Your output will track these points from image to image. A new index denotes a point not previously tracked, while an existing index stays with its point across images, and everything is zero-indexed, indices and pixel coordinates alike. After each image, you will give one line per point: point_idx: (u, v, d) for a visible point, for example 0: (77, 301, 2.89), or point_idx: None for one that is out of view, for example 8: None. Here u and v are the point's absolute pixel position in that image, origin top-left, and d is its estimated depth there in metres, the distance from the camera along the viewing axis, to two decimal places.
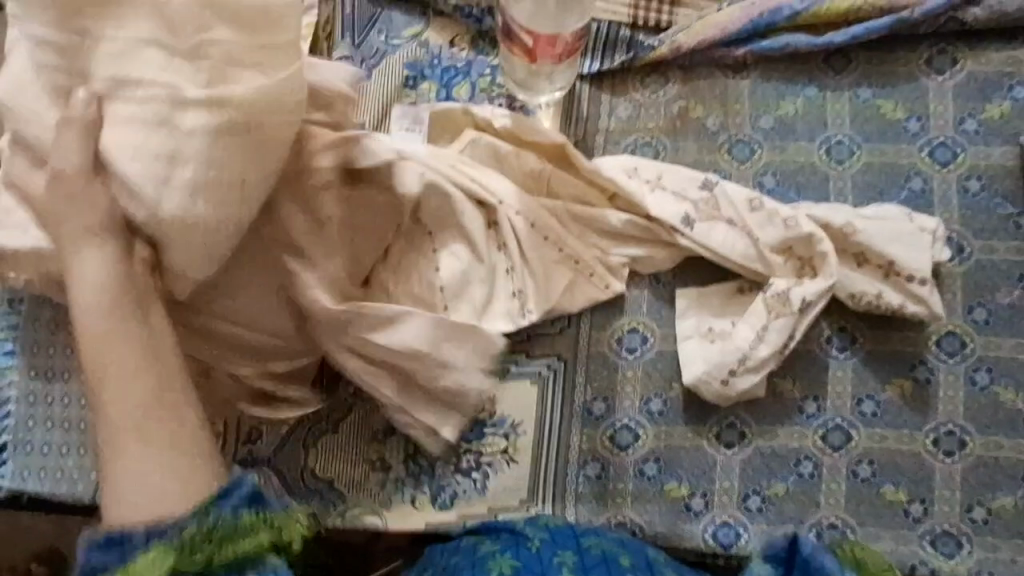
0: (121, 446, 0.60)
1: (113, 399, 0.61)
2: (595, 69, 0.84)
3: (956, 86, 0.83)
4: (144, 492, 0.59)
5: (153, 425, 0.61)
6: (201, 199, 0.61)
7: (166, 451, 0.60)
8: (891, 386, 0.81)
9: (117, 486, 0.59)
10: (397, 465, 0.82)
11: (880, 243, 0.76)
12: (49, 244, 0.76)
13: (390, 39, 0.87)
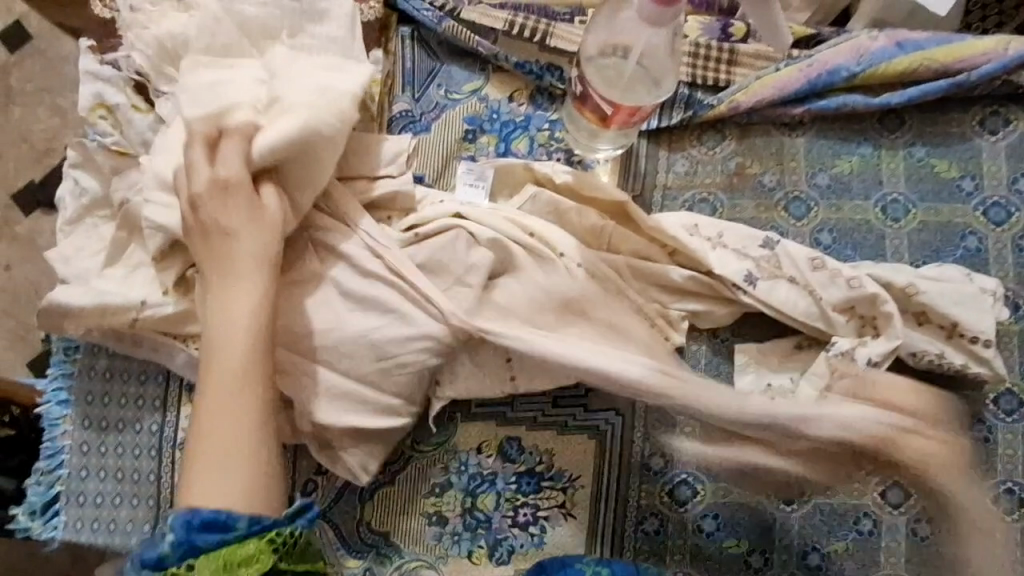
0: (201, 443, 0.62)
1: (209, 407, 0.63)
2: (654, 126, 0.85)
3: (1009, 146, 0.84)
4: (225, 493, 0.60)
5: (235, 430, 0.62)
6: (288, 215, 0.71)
7: (242, 454, 0.62)
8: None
9: (194, 477, 0.61)
10: (454, 519, 0.81)
11: (943, 304, 0.76)
12: (121, 297, 0.77)
13: (450, 93, 0.87)
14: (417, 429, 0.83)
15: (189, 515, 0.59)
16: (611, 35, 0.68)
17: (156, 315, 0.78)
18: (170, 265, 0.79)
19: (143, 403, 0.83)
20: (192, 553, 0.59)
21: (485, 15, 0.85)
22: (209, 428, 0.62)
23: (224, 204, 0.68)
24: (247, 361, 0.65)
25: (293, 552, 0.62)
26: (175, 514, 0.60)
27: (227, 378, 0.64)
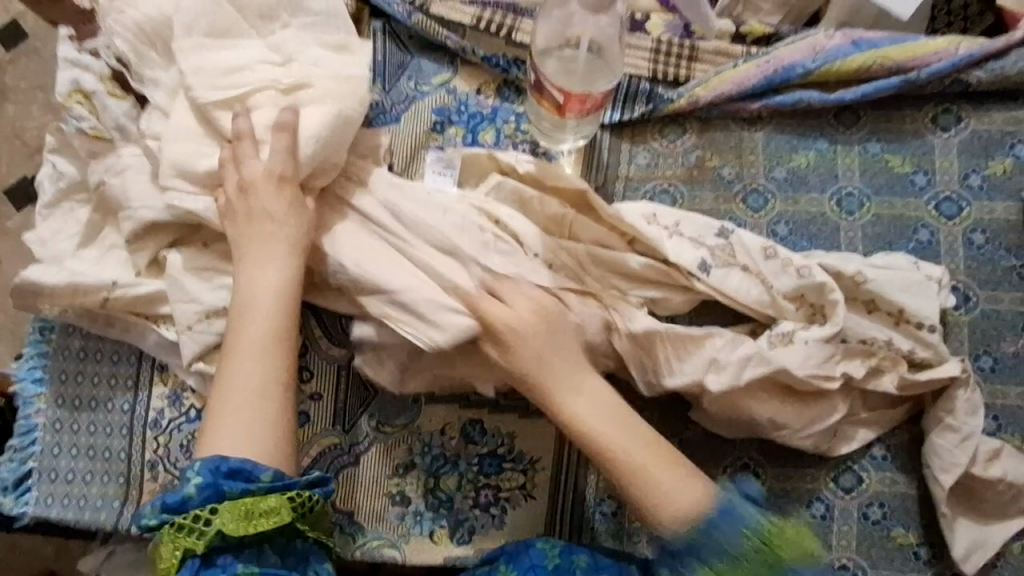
0: (228, 398, 0.70)
1: (237, 367, 0.71)
2: (616, 119, 0.87)
3: (961, 142, 0.87)
4: (248, 444, 0.68)
5: (261, 388, 0.70)
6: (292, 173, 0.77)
7: (266, 413, 0.69)
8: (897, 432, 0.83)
9: (221, 428, 0.68)
10: (417, 499, 0.83)
11: (890, 291, 0.79)
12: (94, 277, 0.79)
13: (420, 86, 0.89)
14: (383, 411, 0.85)
15: (216, 461, 0.66)
16: (562, 25, 0.73)
17: (127, 295, 0.80)
18: (143, 247, 0.81)
19: (116, 382, 0.85)
20: (217, 498, 0.65)
21: (454, 10, 0.89)
22: (237, 384, 0.70)
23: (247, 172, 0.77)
24: (273, 337, 0.72)
25: (307, 514, 0.69)
26: (202, 459, 0.66)
27: (253, 340, 0.72)
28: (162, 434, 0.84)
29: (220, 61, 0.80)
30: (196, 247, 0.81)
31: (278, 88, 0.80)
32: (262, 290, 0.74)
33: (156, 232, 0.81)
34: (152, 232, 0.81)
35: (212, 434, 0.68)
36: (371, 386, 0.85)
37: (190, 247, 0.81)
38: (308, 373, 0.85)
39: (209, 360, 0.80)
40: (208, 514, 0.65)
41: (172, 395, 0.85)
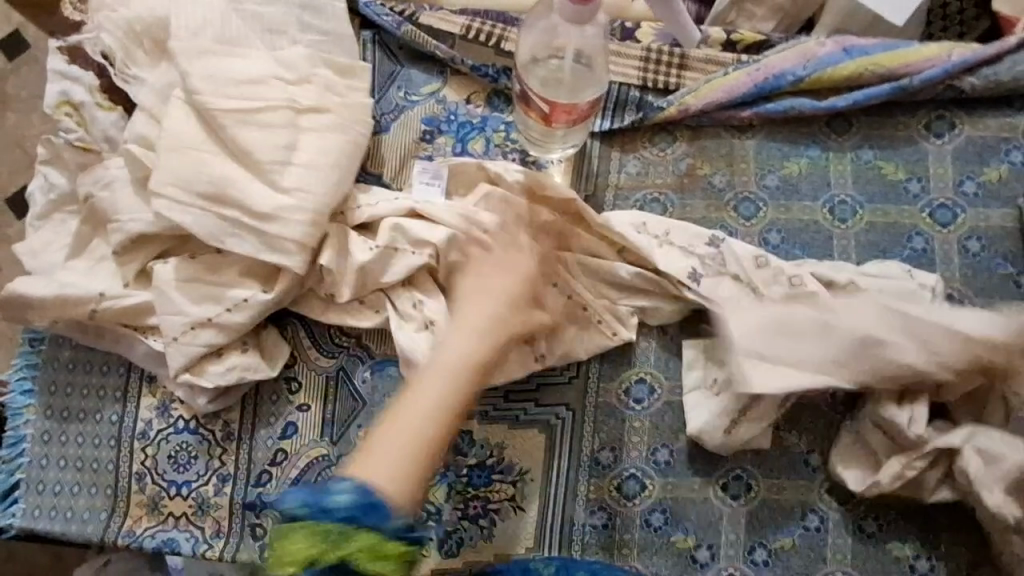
0: (413, 416, 0.74)
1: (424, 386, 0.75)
2: (606, 127, 0.87)
3: (955, 149, 0.86)
4: (383, 472, 0.72)
5: (431, 406, 0.74)
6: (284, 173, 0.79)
7: (430, 430, 0.74)
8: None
9: (375, 459, 0.73)
10: None
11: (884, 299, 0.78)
12: (83, 288, 0.80)
13: (409, 95, 0.89)
14: (370, 422, 0.84)
15: (370, 491, 0.71)
16: (548, 36, 0.71)
17: (114, 305, 0.80)
18: (130, 258, 0.81)
19: (104, 394, 0.85)
20: (354, 524, 0.70)
21: (442, 20, 0.89)
22: (417, 409, 0.74)
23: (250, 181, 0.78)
24: (470, 373, 0.75)
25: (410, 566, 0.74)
26: (361, 485, 0.71)
27: (457, 363, 0.75)
28: (150, 445, 0.84)
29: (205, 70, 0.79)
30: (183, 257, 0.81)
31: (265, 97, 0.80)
32: (454, 345, 0.76)
33: (143, 243, 0.81)
34: (141, 243, 0.81)
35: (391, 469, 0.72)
36: (359, 397, 0.84)
37: (177, 258, 0.81)
38: (297, 385, 0.85)
39: (196, 370, 0.81)
40: (347, 536, 0.70)
41: (160, 406, 0.84)
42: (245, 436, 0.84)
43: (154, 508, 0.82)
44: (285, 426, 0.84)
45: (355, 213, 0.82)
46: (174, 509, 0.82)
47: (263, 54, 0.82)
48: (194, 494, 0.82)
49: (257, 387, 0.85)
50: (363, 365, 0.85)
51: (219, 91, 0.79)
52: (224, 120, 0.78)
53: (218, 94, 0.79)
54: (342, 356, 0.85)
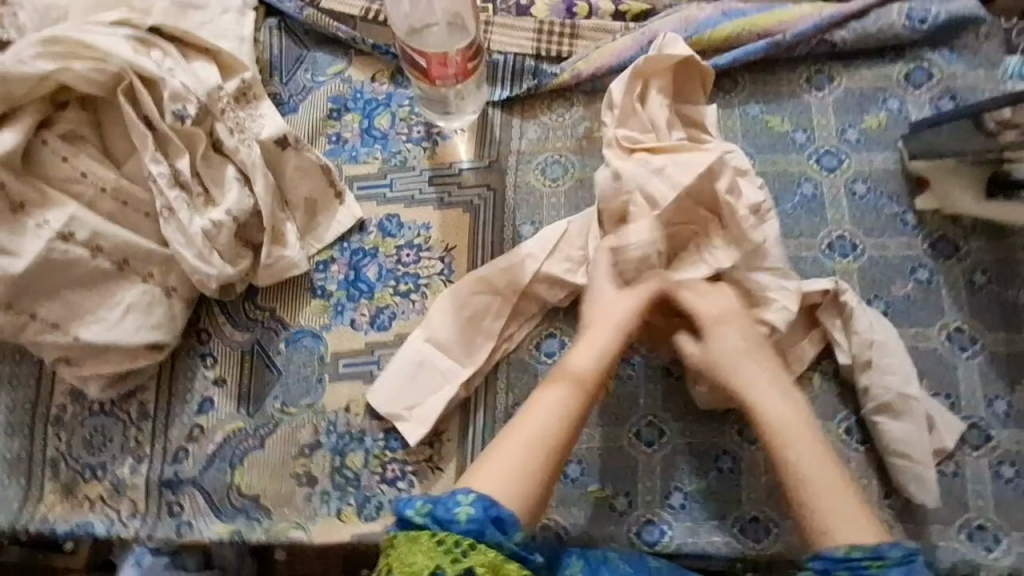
0: (488, 473, 0.67)
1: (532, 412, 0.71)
2: (505, 96, 0.91)
3: (835, 100, 0.91)
4: (504, 492, 0.66)
5: (517, 441, 0.69)
6: (143, 142, 0.74)
7: (522, 463, 0.68)
8: (813, 374, 0.84)
9: (493, 482, 0.66)
10: (323, 478, 0.82)
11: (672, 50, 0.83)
12: None
13: (315, 77, 0.92)
14: (287, 392, 0.85)
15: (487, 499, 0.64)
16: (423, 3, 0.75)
17: (18, 305, 0.72)
18: (24, 253, 0.71)
19: (16, 381, 0.84)
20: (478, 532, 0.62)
21: (343, 4, 0.92)
22: (544, 418, 0.71)
23: (119, 142, 0.75)
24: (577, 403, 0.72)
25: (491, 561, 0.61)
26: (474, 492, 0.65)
27: (553, 418, 0.71)
28: (65, 430, 0.83)
29: (78, 53, 0.71)
30: (96, 153, 0.74)
31: (143, 47, 0.74)
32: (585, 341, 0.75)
33: (20, 114, 0.71)
34: (72, 145, 0.73)
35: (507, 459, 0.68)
36: (274, 368, 0.85)
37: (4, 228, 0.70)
38: (211, 360, 0.85)
39: (79, 362, 0.79)
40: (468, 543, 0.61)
41: (73, 390, 0.85)
42: (161, 413, 0.84)
43: (69, 492, 0.82)
44: (201, 402, 0.84)
45: (230, 170, 0.77)
46: (90, 492, 0.82)
47: (181, 57, 0.76)
48: (110, 476, 0.82)
49: (172, 363, 0.85)
50: (278, 337, 0.86)
51: (77, 53, 0.71)
52: (95, 63, 0.71)
53: (71, 38, 0.70)
54: (256, 329, 0.86)
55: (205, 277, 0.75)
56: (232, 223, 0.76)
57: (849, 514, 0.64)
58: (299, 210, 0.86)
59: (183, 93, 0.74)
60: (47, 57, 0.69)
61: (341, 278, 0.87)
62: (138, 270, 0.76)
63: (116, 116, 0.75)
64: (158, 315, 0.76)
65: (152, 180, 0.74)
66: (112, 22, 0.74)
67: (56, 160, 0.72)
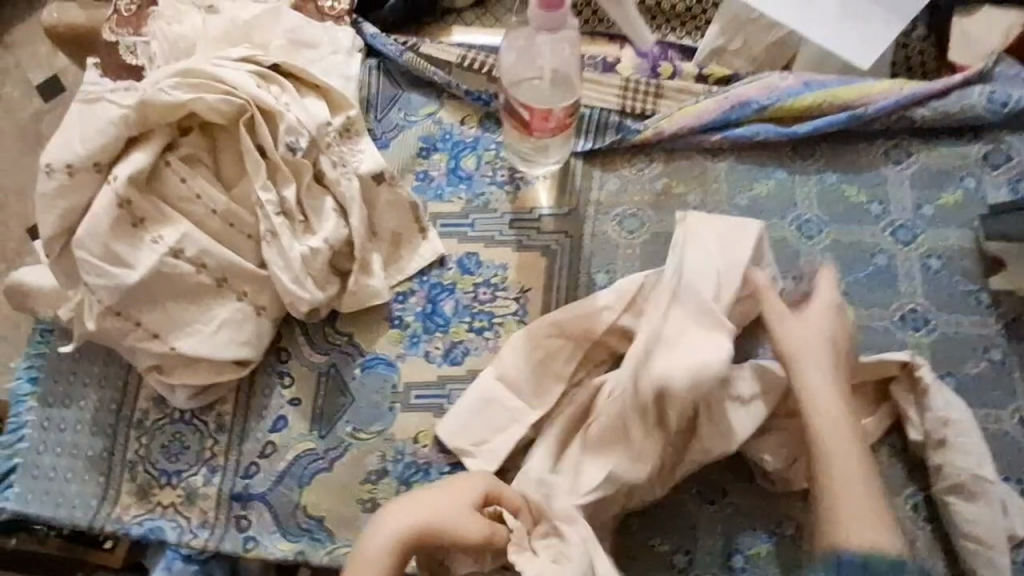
0: None
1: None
2: (588, 147, 0.94)
3: (912, 175, 0.93)
4: None
5: None
6: (255, 168, 0.78)
7: None
8: (880, 446, 0.84)
9: None
10: (387, 505, 0.84)
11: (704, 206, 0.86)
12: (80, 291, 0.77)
13: (408, 116, 0.97)
14: (358, 417, 0.87)
15: None
16: (529, 57, 0.79)
17: (126, 313, 0.77)
18: (138, 265, 0.75)
19: (105, 383, 0.89)
20: None
21: (441, 50, 0.97)
22: None
23: (231, 167, 0.80)
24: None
25: None
26: None
27: None
28: (145, 435, 0.87)
29: (208, 84, 0.76)
30: (210, 175, 0.79)
31: (263, 81, 0.80)
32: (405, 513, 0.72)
33: (150, 137, 0.76)
34: (190, 166, 0.78)
35: (368, 547, 0.70)
36: (348, 393, 0.88)
37: (124, 239, 0.75)
38: (288, 379, 0.89)
39: (169, 369, 0.83)
40: None
41: (157, 396, 0.88)
42: (237, 427, 0.87)
43: (144, 495, 0.85)
44: (276, 419, 0.87)
45: (330, 200, 0.82)
46: (163, 498, 0.85)
47: (296, 93, 0.82)
48: (183, 484, 0.85)
49: (252, 379, 0.89)
50: (354, 363, 0.89)
51: (205, 84, 0.76)
52: (221, 93, 0.77)
53: (203, 72, 0.77)
54: (333, 352, 0.89)
55: (297, 300, 0.79)
56: (326, 251, 0.80)
57: (866, 524, 0.71)
58: (385, 242, 0.90)
59: (297, 127, 0.79)
60: (181, 86, 0.75)
61: (418, 311, 0.90)
62: (234, 288, 0.79)
63: (231, 143, 0.80)
64: (247, 332, 0.80)
65: (258, 205, 0.79)
66: (238, 58, 0.81)
67: (175, 180, 0.77)
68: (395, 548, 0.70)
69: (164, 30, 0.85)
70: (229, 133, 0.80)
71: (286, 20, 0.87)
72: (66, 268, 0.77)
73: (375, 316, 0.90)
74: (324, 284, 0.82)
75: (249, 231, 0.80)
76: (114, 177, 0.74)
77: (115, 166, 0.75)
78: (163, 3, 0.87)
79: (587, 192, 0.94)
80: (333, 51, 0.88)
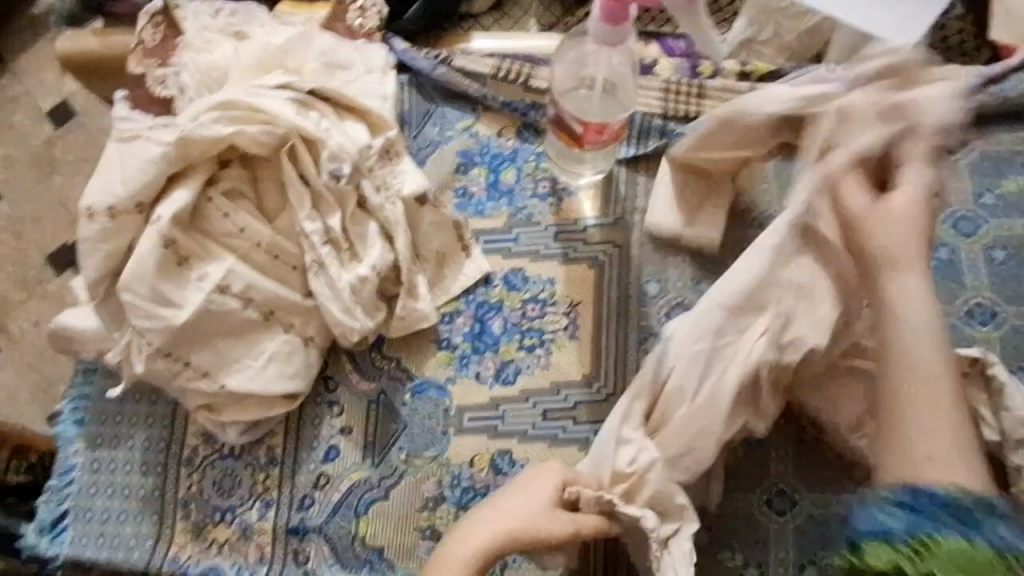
0: None
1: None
2: (632, 153, 0.92)
3: (970, 163, 0.89)
4: None
5: None
6: (300, 198, 0.76)
7: None
8: None
9: None
10: (447, 532, 0.82)
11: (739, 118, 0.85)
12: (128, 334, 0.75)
13: (444, 131, 0.94)
14: (412, 443, 0.85)
15: None
16: (578, 68, 0.78)
17: (176, 353, 0.75)
18: (186, 304, 0.73)
19: (152, 421, 0.87)
20: None
21: (474, 61, 0.95)
22: None
23: (274, 197, 0.78)
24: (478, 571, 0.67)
25: None
26: None
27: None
28: (196, 471, 0.85)
29: (248, 115, 0.74)
30: (252, 207, 0.77)
31: (302, 108, 0.78)
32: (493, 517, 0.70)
33: (190, 172, 0.74)
34: (231, 199, 0.76)
35: (457, 550, 0.67)
36: (400, 419, 0.86)
37: (171, 281, 0.73)
38: (338, 408, 0.86)
39: (220, 407, 0.82)
40: None
41: (206, 432, 0.86)
42: (288, 460, 0.85)
43: (199, 534, 0.83)
44: (328, 449, 0.85)
45: (376, 224, 0.80)
46: (219, 535, 0.83)
47: (336, 118, 0.80)
48: (238, 520, 0.83)
49: (301, 410, 0.87)
50: (404, 387, 0.87)
51: (245, 116, 0.74)
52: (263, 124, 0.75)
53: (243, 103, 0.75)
54: (382, 379, 0.87)
55: (347, 328, 0.77)
56: (375, 277, 0.78)
57: (934, 449, 0.58)
58: (430, 263, 0.88)
59: (339, 152, 0.77)
60: (222, 119, 0.74)
61: (466, 331, 0.88)
62: (282, 320, 0.77)
63: (272, 173, 0.78)
64: (298, 365, 0.77)
65: (304, 235, 0.77)
66: (275, 85, 0.79)
67: (217, 215, 0.75)
68: (484, 550, 0.67)
69: (194, 60, 0.83)
70: (270, 163, 0.78)
71: (318, 43, 0.85)
72: (112, 311, 0.75)
73: (422, 338, 0.88)
74: (371, 310, 0.80)
75: (294, 261, 0.78)
76: (157, 217, 0.72)
77: (157, 204, 0.73)
78: (192, 33, 0.85)
79: (633, 201, 0.91)
80: (367, 70, 0.86)
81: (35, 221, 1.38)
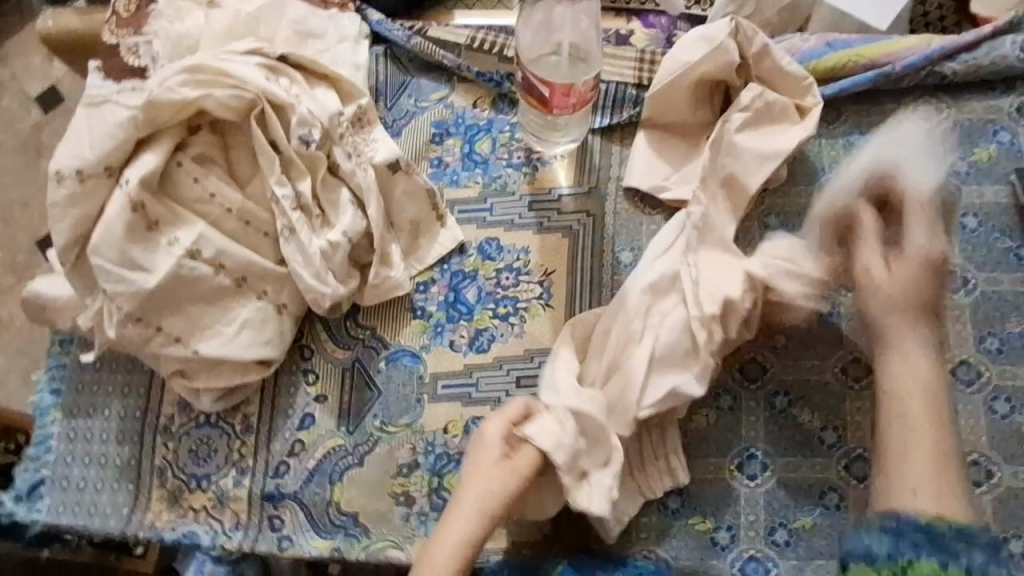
0: None
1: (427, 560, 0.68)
2: (606, 123, 0.92)
3: (943, 131, 0.90)
4: None
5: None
6: (270, 164, 0.77)
7: None
8: None
9: None
10: (421, 496, 0.82)
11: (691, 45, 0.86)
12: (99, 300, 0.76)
13: (419, 102, 0.94)
14: (386, 411, 0.85)
15: None
16: (546, 32, 0.79)
17: (147, 318, 0.75)
18: (156, 269, 0.74)
19: (129, 391, 0.87)
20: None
21: (450, 32, 0.95)
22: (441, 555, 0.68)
23: (245, 164, 0.78)
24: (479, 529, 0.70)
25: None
26: None
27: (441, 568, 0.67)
28: (172, 439, 0.86)
29: (216, 79, 0.74)
30: (223, 173, 0.77)
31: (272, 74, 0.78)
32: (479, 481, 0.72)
33: (160, 137, 0.75)
34: (201, 165, 0.77)
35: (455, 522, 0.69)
36: (374, 387, 0.86)
37: (139, 244, 0.74)
38: (313, 376, 0.87)
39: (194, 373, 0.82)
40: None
41: (181, 401, 0.87)
42: (263, 428, 0.85)
43: (175, 501, 0.84)
44: (302, 417, 0.86)
45: (347, 192, 0.80)
46: (194, 502, 0.84)
47: (306, 85, 0.80)
48: (214, 487, 0.84)
49: (276, 378, 0.87)
50: (379, 356, 0.87)
51: (214, 81, 0.75)
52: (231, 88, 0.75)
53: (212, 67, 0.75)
54: (358, 348, 0.88)
55: (319, 294, 0.77)
56: (346, 243, 0.78)
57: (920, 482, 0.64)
58: (405, 233, 0.88)
59: (309, 119, 0.77)
60: (190, 83, 0.74)
61: (441, 300, 0.88)
62: (255, 287, 0.77)
63: (242, 139, 0.78)
64: (270, 332, 0.77)
65: (275, 202, 0.77)
66: (245, 51, 0.79)
67: (188, 180, 0.76)
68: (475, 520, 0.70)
69: (167, 29, 0.83)
70: (240, 129, 0.78)
71: (291, 12, 0.85)
72: (83, 277, 0.75)
73: (398, 308, 0.88)
74: (344, 277, 0.80)
75: (265, 227, 0.78)
76: (125, 179, 0.73)
77: (126, 168, 0.74)
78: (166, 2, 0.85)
79: (608, 170, 0.91)
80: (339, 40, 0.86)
81: (22, 206, 1.38)
